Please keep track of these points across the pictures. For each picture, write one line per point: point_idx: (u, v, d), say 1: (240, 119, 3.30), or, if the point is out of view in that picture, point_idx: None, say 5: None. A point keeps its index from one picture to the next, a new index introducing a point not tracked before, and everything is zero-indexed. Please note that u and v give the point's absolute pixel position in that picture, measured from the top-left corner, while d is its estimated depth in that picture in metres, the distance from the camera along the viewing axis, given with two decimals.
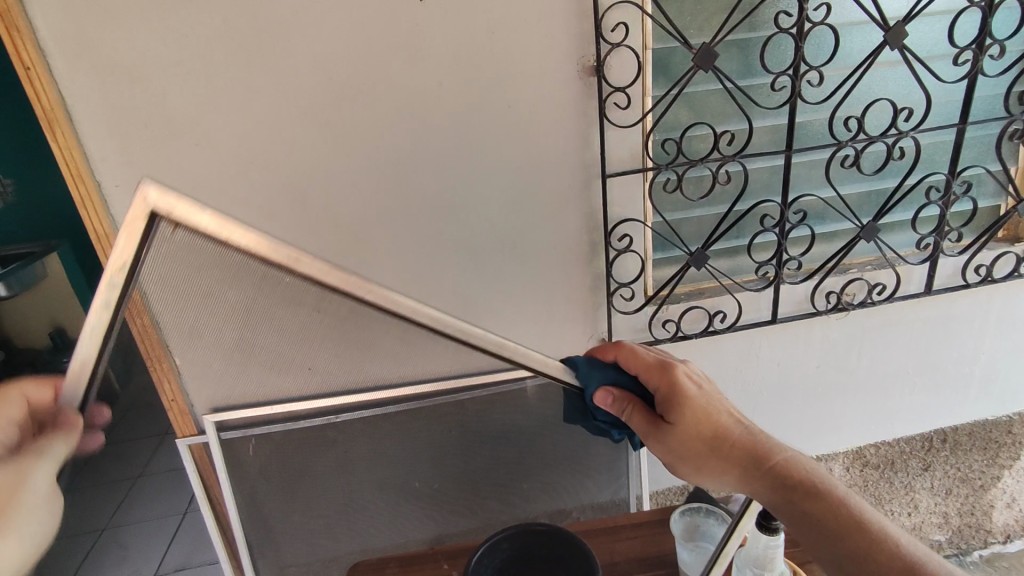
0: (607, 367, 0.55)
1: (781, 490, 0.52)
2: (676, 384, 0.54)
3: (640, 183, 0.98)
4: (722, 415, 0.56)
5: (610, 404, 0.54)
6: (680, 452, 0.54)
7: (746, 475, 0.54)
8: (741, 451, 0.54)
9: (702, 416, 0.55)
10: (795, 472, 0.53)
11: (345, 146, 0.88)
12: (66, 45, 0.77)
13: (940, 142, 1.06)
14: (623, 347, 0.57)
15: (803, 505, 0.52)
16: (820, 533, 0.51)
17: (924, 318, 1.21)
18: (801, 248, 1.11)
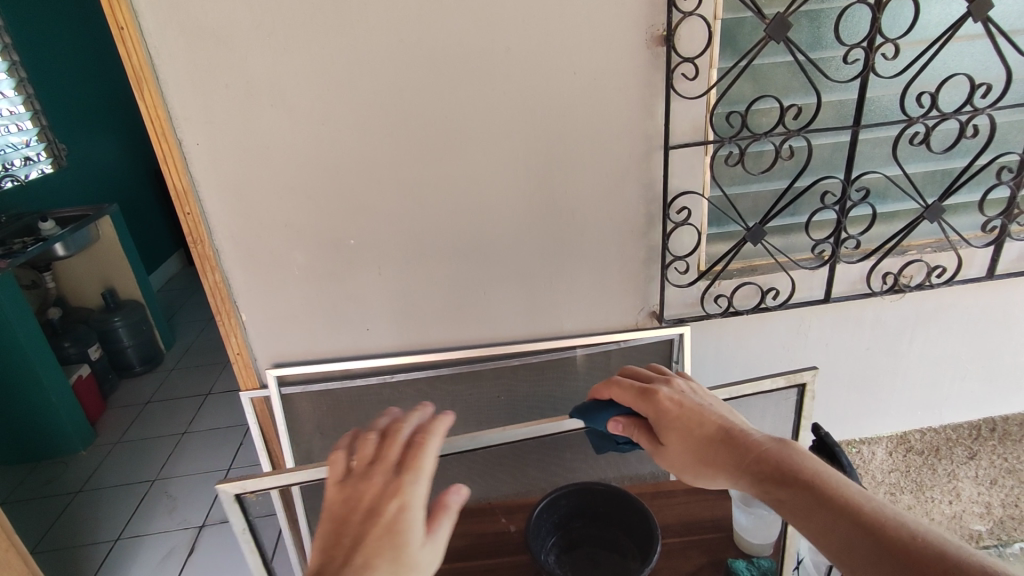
0: (602, 405, 0.63)
1: (766, 477, 0.50)
2: (653, 404, 0.58)
3: (702, 156, 0.97)
4: (704, 420, 0.56)
5: (622, 432, 0.61)
6: (678, 464, 0.56)
7: (731, 472, 0.52)
8: (724, 451, 0.53)
9: (684, 421, 0.56)
10: (770, 465, 0.50)
11: (414, 111, 0.89)
12: (156, 5, 0.80)
13: (1015, 121, 1.03)
14: (614, 383, 0.63)
15: (776, 493, 0.49)
16: (810, 519, 0.46)
17: (981, 304, 1.19)
18: (861, 227, 1.10)
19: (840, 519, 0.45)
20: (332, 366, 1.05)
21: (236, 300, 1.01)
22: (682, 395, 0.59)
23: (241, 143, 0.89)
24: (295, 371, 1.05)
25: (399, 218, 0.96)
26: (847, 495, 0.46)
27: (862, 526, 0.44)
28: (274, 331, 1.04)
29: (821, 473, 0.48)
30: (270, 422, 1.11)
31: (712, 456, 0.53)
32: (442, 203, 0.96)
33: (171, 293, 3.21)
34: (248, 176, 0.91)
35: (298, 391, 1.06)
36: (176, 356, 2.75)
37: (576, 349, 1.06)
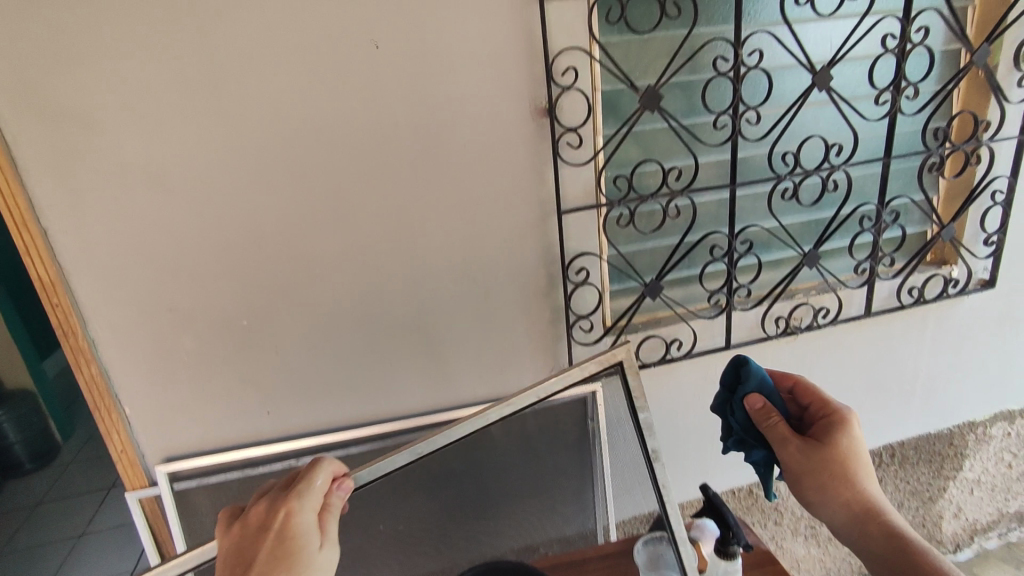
0: (761, 386, 0.77)
1: (865, 510, 0.75)
2: (841, 423, 0.77)
3: (595, 219, 1.01)
4: (855, 451, 0.76)
5: (757, 408, 0.77)
6: (808, 466, 0.74)
7: (847, 493, 0.75)
8: (847, 484, 0.75)
9: (848, 464, 0.75)
10: (865, 507, 0.75)
11: (303, 188, 0.88)
12: (13, 93, 0.76)
13: (870, 175, 1.13)
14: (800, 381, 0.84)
15: (879, 530, 0.74)
16: (883, 547, 0.73)
17: (867, 339, 1.28)
18: (750, 275, 1.16)
19: (910, 558, 0.71)
20: (229, 456, 0.98)
21: (117, 394, 0.94)
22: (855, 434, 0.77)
23: (115, 229, 0.84)
24: (188, 465, 0.97)
25: (295, 296, 0.93)
26: (892, 521, 0.74)
27: (905, 545, 0.72)
28: (162, 423, 0.97)
29: (900, 533, 0.74)
30: (163, 523, 1.02)
31: (840, 474, 0.74)
32: (340, 277, 0.94)
33: (70, 377, 2.96)
34: (125, 262, 0.86)
35: (193, 486, 0.98)
36: (75, 448, 2.50)
37: (489, 413, 1.03)
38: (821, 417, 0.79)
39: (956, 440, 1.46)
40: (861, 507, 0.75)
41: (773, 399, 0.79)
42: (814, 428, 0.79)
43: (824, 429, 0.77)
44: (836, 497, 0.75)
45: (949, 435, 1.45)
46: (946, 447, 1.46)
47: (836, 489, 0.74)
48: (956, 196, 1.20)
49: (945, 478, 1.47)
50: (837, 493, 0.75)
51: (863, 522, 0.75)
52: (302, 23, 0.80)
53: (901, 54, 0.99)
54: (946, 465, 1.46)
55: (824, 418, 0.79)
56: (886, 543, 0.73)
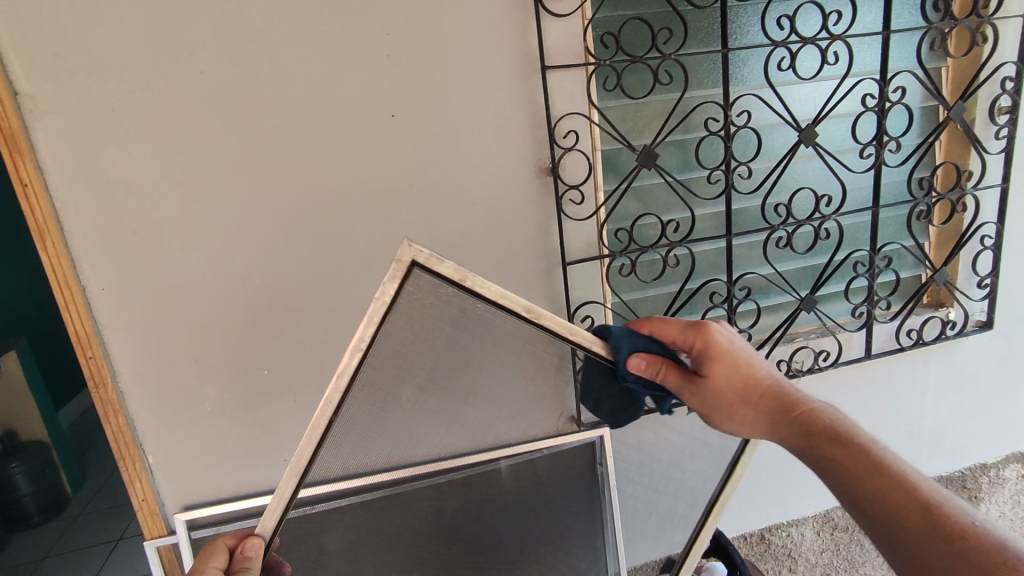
0: (622, 342, 0.71)
1: (775, 412, 0.69)
2: (706, 344, 0.72)
3: (597, 269, 1.06)
4: (748, 370, 0.71)
5: (643, 367, 0.70)
6: (711, 402, 0.71)
7: (763, 426, 0.70)
8: (768, 401, 0.70)
9: (742, 365, 0.72)
10: (812, 421, 0.67)
11: (324, 245, 0.94)
12: (64, 165, 0.84)
13: (861, 222, 1.19)
14: (655, 320, 0.74)
15: (823, 448, 0.64)
16: (798, 444, 0.67)
17: (870, 381, 1.30)
18: (750, 319, 1.21)
19: (941, 532, 0.54)
20: (247, 504, 1.00)
21: (141, 443, 0.97)
22: (726, 332, 0.73)
23: (149, 285, 0.90)
24: (206, 514, 1.00)
25: (315, 347, 0.98)
26: (904, 473, 0.59)
27: (899, 502, 0.57)
28: (182, 471, 1.00)
29: (837, 424, 0.65)
30: (178, 571, 1.03)
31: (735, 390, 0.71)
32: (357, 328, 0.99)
33: (83, 428, 2.99)
34: (156, 316, 0.92)
35: (209, 534, 1.00)
36: (85, 500, 2.51)
37: (499, 460, 0.99)
38: (688, 350, 0.73)
39: (970, 482, 1.43)
40: (773, 405, 0.70)
41: (666, 348, 0.73)
42: (696, 345, 0.72)
43: (699, 361, 0.72)
44: (740, 414, 0.72)
45: (960, 477, 1.44)
46: (960, 491, 1.42)
47: (733, 412, 0.71)
48: (946, 241, 1.25)
49: None
50: (750, 403, 0.71)
51: (888, 492, 0.58)
52: (326, 96, 0.88)
53: (881, 112, 1.05)
54: (961, 508, 1.40)
55: (690, 349, 0.73)
56: (916, 515, 0.56)
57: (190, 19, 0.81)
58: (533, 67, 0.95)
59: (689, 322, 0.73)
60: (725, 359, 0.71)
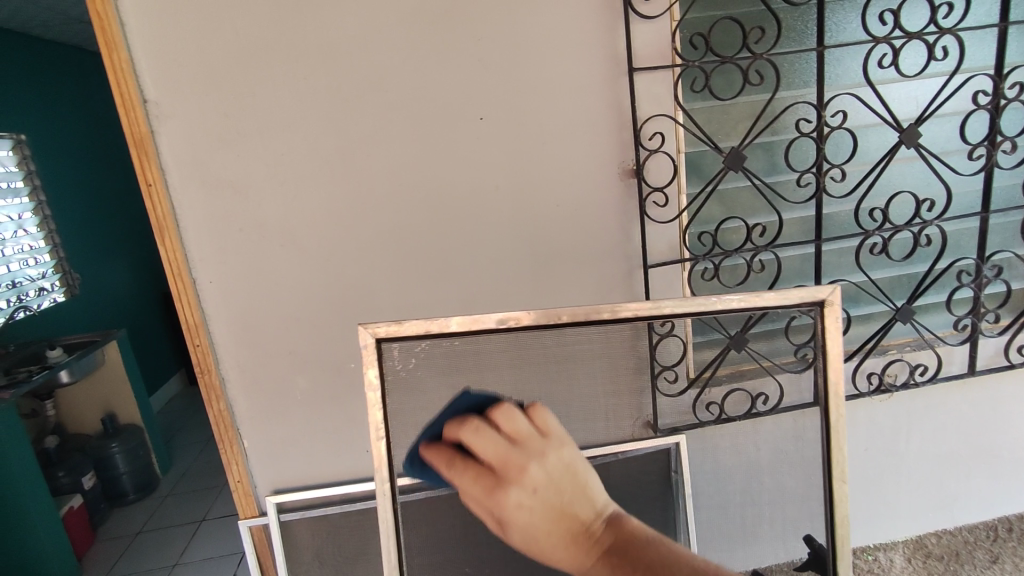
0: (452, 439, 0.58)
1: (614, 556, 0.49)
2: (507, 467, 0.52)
3: (679, 273, 1.05)
4: (553, 495, 0.52)
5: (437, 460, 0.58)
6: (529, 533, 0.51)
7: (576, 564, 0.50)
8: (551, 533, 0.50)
9: (574, 478, 0.53)
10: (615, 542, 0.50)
11: (412, 244, 0.98)
12: (182, 166, 0.91)
13: (964, 229, 1.12)
14: (472, 417, 0.57)
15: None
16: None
17: (972, 400, 1.21)
18: (838, 330, 1.15)
19: None
20: (333, 490, 1.05)
21: (239, 428, 1.04)
22: (546, 451, 0.53)
23: (252, 280, 0.96)
24: (295, 498, 1.05)
25: None
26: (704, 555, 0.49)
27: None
28: (274, 457, 1.06)
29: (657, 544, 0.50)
30: (268, 552, 1.09)
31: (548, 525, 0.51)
32: None
33: (172, 413, 3.21)
34: (256, 308, 0.98)
35: (296, 518, 1.05)
36: (172, 482, 2.68)
37: None
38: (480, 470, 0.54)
39: None
40: (567, 552, 0.50)
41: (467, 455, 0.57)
42: (493, 491, 0.52)
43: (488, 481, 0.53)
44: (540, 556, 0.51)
45: None
46: None
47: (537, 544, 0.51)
48: None
49: None
50: (547, 551, 0.51)
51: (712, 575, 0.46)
52: (420, 101, 0.92)
53: (994, 110, 0.98)
54: None
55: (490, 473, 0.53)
56: None
57: (298, 30, 0.87)
58: (620, 69, 0.95)
59: (461, 427, 0.57)
60: (524, 499, 0.51)
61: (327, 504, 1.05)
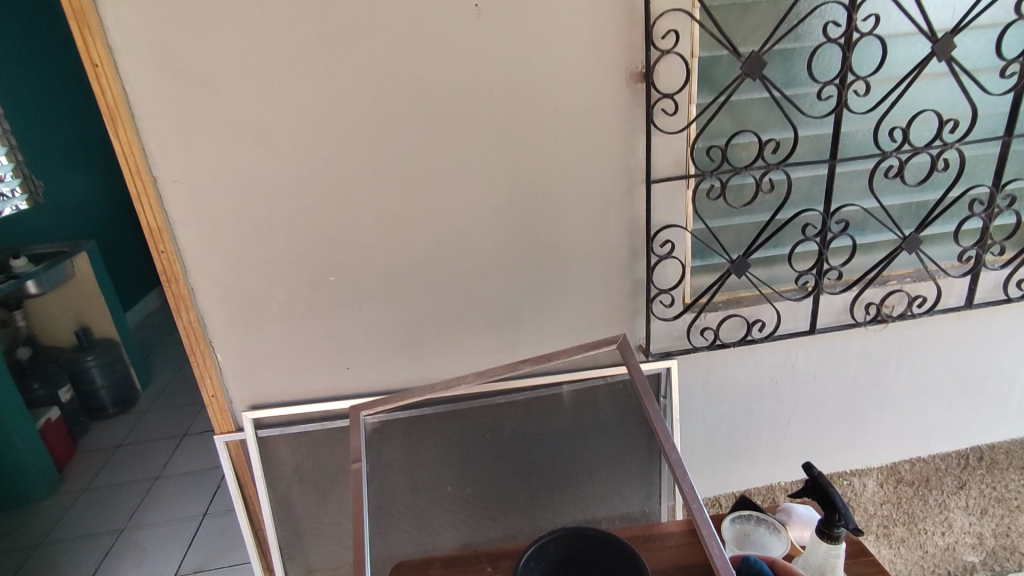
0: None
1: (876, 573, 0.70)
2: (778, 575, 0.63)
3: (683, 190, 1.00)
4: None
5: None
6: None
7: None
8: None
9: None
10: None
11: (400, 147, 0.90)
12: (132, 43, 0.79)
13: (984, 154, 1.06)
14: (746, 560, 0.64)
15: None
16: None
17: (963, 334, 1.20)
18: (842, 258, 1.10)
19: None
20: (309, 406, 1.04)
21: (211, 340, 0.99)
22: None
23: (227, 179, 0.89)
24: (273, 415, 1.04)
25: (384, 253, 0.97)
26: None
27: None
28: (251, 370, 1.02)
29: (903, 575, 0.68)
30: (245, 466, 1.09)
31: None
32: (427, 235, 0.97)
33: (147, 330, 3.17)
34: (225, 213, 0.91)
35: (275, 434, 1.05)
36: (151, 397, 2.68)
37: (562, 385, 1.10)
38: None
39: None
40: None
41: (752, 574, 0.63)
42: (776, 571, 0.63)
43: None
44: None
45: None
46: None
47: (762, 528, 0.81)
48: None
49: None
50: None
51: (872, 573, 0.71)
52: None
53: None
54: None
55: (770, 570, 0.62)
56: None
57: None
58: None
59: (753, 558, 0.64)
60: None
61: (278, 420, 1.05)
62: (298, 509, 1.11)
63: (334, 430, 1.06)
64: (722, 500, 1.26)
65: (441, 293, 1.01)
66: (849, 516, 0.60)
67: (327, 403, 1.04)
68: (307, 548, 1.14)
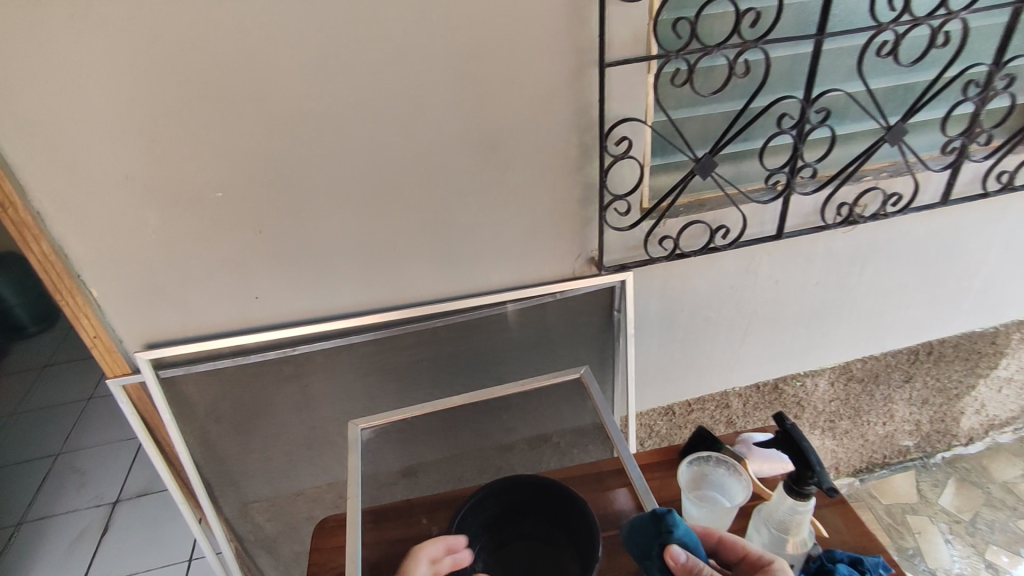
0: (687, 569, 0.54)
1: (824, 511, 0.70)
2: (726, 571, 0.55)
3: (643, 75, 0.83)
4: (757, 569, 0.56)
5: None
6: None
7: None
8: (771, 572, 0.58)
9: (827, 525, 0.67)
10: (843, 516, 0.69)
11: (283, 22, 0.70)
12: None
13: (987, 26, 0.91)
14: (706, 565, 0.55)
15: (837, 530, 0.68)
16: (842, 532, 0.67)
17: (933, 231, 1.12)
18: (818, 152, 0.98)
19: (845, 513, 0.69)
20: (213, 343, 0.90)
21: (77, 274, 0.82)
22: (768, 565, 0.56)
23: (53, 67, 0.68)
24: (172, 354, 0.90)
25: (280, 161, 0.79)
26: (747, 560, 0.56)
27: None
28: (137, 306, 0.86)
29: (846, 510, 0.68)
30: (152, 409, 0.96)
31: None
32: (333, 137, 0.79)
33: None
34: (62, 113, 0.71)
35: (180, 373, 0.92)
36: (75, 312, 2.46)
37: (506, 303, 0.98)
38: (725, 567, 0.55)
39: (1000, 338, 1.36)
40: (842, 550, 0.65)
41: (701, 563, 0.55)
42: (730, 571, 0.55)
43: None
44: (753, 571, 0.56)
45: (994, 333, 1.35)
46: (988, 345, 1.37)
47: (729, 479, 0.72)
48: None
49: (977, 376, 1.42)
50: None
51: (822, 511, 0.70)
52: None
53: None
54: (982, 363, 1.40)
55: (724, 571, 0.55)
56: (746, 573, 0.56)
57: None
58: None
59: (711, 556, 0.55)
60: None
61: (181, 359, 0.91)
62: (221, 450, 1.01)
63: (249, 366, 0.93)
64: (676, 408, 1.24)
65: (358, 207, 0.85)
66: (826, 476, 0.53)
67: (236, 337, 0.91)
68: (236, 486, 1.05)
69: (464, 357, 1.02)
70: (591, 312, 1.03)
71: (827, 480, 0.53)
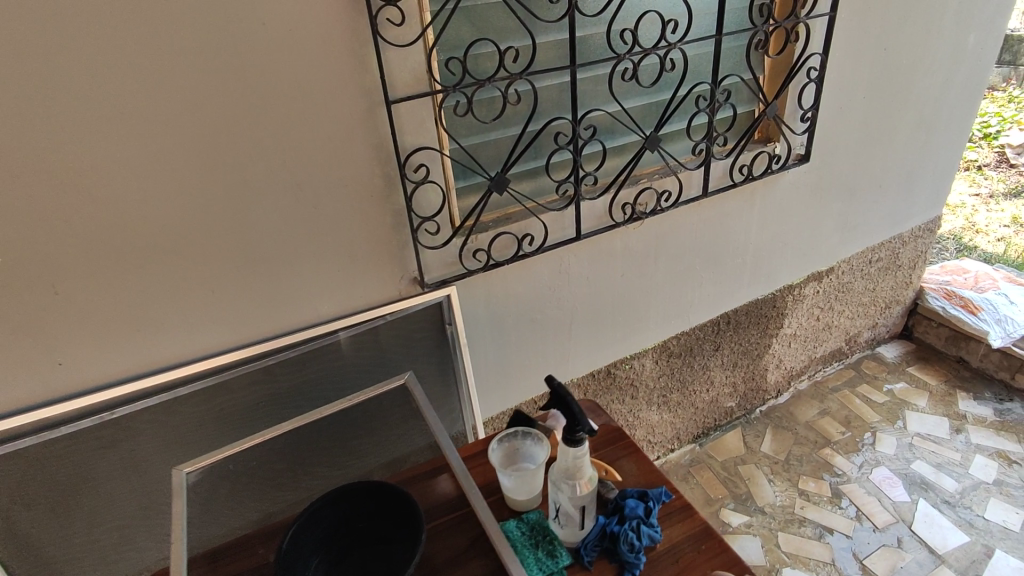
0: None
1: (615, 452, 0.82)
2: None
3: (429, 109, 0.93)
4: None
5: None
6: None
7: None
8: None
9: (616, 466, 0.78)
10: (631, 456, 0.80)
11: (51, 81, 0.70)
12: None
13: (703, 53, 1.15)
14: None
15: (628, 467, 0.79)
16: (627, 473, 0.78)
17: (705, 218, 1.34)
18: (595, 163, 1.15)
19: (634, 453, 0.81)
20: (12, 422, 0.83)
21: None
22: None
23: None
24: None
25: (68, 218, 0.77)
26: None
27: None
28: None
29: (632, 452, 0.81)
30: None
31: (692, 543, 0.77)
32: (126, 190, 0.79)
33: None
34: None
35: None
36: None
37: (337, 332, 1.01)
38: None
39: (778, 301, 1.64)
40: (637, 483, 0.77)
41: None
42: None
43: None
44: None
45: (773, 298, 1.62)
46: (771, 309, 1.64)
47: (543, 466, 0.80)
48: (777, 74, 1.28)
49: (770, 336, 1.69)
50: None
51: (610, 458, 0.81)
52: None
53: None
54: (771, 325, 1.67)
55: None
56: None
57: None
58: None
59: None
60: None
61: None
62: (37, 543, 0.91)
63: (60, 441, 0.87)
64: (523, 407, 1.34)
65: (166, 257, 0.85)
66: (582, 421, 0.63)
67: (40, 412, 0.84)
68: None
69: (305, 390, 1.03)
70: (423, 327, 1.10)
71: (584, 420, 0.63)
